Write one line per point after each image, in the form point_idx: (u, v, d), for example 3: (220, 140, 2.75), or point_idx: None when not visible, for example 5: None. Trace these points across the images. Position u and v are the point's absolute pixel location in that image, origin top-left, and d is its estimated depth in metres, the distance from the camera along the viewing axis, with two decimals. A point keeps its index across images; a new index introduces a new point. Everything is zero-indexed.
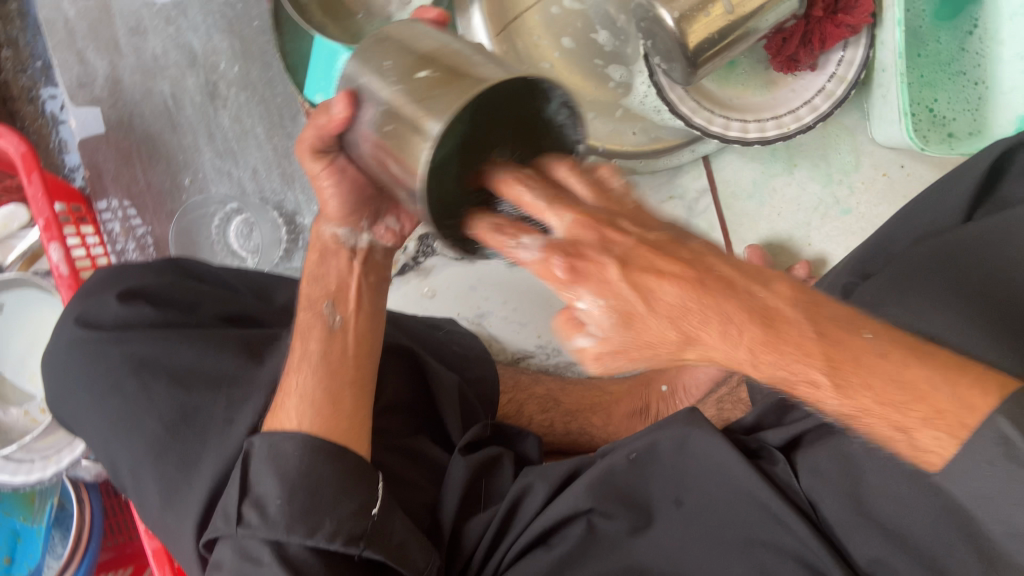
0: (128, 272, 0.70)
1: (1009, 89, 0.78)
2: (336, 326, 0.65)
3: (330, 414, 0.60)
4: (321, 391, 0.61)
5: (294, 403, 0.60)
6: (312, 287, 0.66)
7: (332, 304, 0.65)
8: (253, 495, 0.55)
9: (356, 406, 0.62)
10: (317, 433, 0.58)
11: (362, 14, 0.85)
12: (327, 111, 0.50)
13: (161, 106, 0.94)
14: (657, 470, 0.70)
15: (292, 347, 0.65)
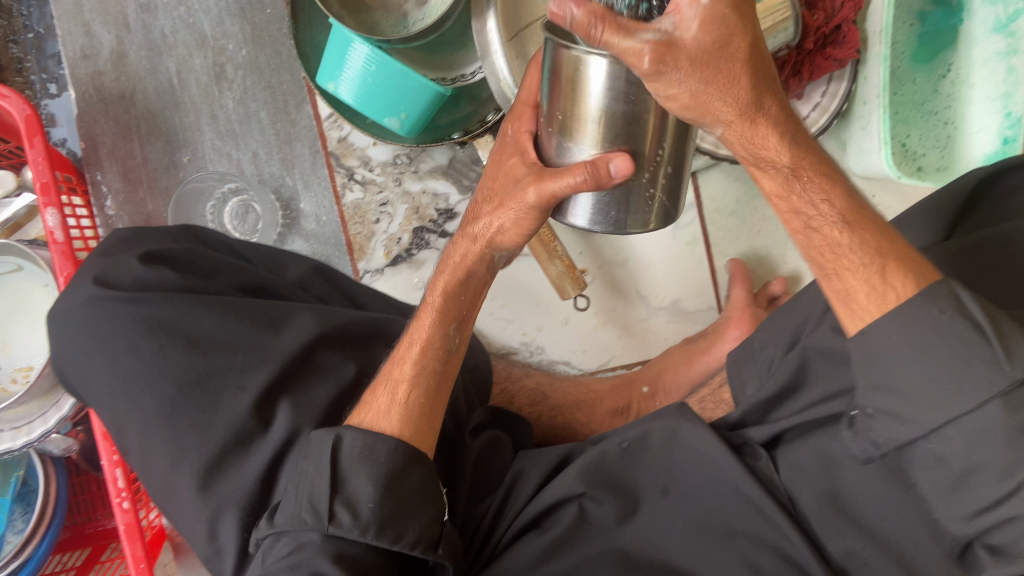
0: (149, 237, 0.71)
1: (976, 130, 0.83)
2: (455, 348, 0.67)
3: (424, 422, 0.64)
4: (424, 405, 0.64)
5: (397, 409, 0.63)
6: (450, 304, 0.67)
7: (457, 329, 0.67)
8: (345, 494, 0.58)
9: (442, 408, 0.66)
10: (409, 436, 0.62)
11: (379, 9, 0.88)
12: (593, 167, 0.54)
13: (165, 84, 0.95)
14: (646, 460, 0.72)
15: (406, 351, 0.67)
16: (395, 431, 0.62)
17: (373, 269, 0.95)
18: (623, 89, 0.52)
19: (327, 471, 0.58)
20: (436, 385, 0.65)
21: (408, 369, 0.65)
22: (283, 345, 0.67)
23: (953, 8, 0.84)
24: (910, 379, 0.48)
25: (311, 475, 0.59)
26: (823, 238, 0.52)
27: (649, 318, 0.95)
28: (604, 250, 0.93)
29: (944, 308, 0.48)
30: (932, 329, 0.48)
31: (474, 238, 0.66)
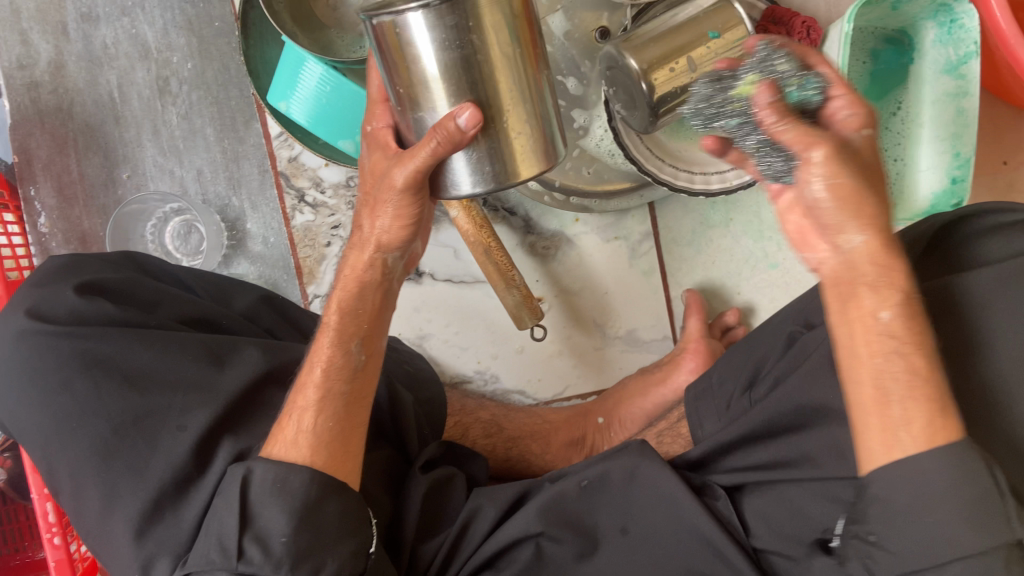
0: (86, 265, 0.67)
1: (925, 169, 0.84)
2: (360, 365, 0.62)
3: (339, 450, 0.60)
4: (335, 433, 0.60)
5: (305, 438, 0.59)
6: (345, 319, 0.62)
7: (360, 344, 0.62)
8: (256, 529, 0.56)
9: (355, 434, 0.62)
10: (324, 470, 0.59)
11: (334, 28, 0.85)
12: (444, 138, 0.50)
13: (105, 97, 0.90)
14: (607, 499, 0.70)
15: (305, 371, 0.62)
16: (308, 460, 0.58)
17: (322, 294, 0.91)
18: (447, 36, 0.48)
19: (236, 507, 0.56)
20: (345, 408, 0.61)
21: (313, 393, 0.60)
22: (227, 383, 0.63)
23: (903, 46, 0.84)
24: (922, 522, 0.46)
25: (219, 513, 0.57)
26: (906, 366, 0.47)
27: (605, 347, 0.94)
28: (562, 278, 0.92)
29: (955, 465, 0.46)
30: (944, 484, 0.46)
31: (361, 247, 0.62)
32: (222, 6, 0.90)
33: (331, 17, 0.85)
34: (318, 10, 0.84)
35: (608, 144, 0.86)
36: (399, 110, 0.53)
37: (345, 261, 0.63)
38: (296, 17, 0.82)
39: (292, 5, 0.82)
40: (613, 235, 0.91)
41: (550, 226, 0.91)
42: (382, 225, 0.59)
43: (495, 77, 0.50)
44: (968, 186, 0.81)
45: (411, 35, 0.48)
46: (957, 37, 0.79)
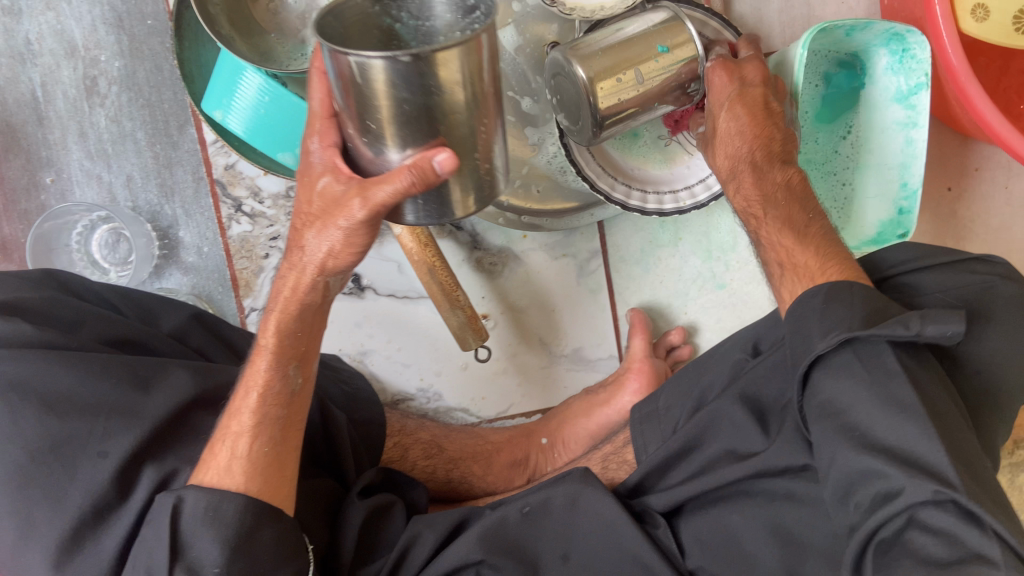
0: (4, 282, 0.62)
1: (873, 197, 0.86)
2: (296, 389, 0.60)
3: (273, 476, 0.57)
4: (270, 457, 0.58)
5: (238, 464, 0.56)
6: (284, 341, 0.59)
7: (298, 366, 0.60)
8: (188, 558, 0.52)
9: (290, 455, 0.59)
10: (259, 495, 0.56)
11: (275, 34, 0.81)
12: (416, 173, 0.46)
13: (27, 96, 0.85)
14: (548, 527, 0.68)
15: (237, 394, 0.58)
16: (243, 488, 0.56)
17: (259, 308, 0.88)
18: (419, 82, 0.41)
19: (165, 538, 0.52)
20: (281, 433, 0.59)
21: (247, 419, 0.57)
22: (153, 408, 0.60)
23: (856, 71, 0.83)
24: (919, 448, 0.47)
25: (149, 541, 0.52)
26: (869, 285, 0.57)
27: (551, 365, 0.93)
28: (509, 293, 0.90)
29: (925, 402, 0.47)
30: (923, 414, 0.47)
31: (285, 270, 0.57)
32: (155, 2, 0.85)
33: (271, 22, 0.81)
34: (258, 14, 0.80)
35: (560, 161, 0.85)
36: (355, 133, 0.48)
37: (279, 280, 0.58)
38: (233, 21, 0.78)
39: (229, 7, 0.78)
40: (562, 252, 0.90)
41: (498, 242, 0.89)
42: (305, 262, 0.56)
43: (453, 124, 0.45)
44: (915, 217, 0.84)
45: (379, 78, 0.41)
46: (908, 66, 0.80)
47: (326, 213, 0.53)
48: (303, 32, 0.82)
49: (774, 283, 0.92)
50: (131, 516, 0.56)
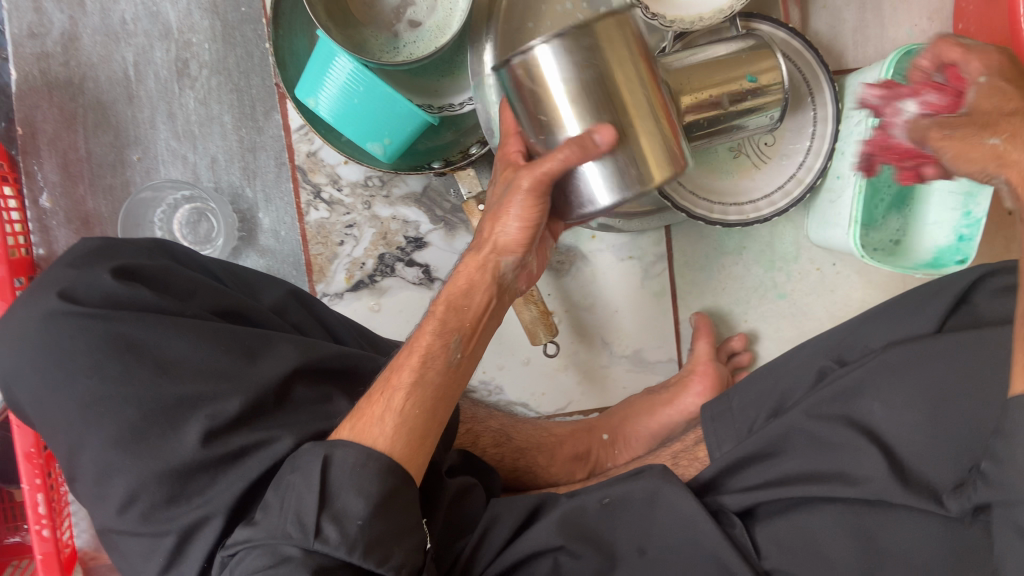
0: (120, 249, 0.64)
1: (932, 223, 0.89)
2: (456, 363, 0.63)
3: (415, 440, 0.59)
4: (419, 420, 0.59)
5: (393, 416, 0.58)
6: (450, 313, 0.64)
7: (460, 340, 0.63)
8: (333, 508, 0.53)
9: (433, 425, 0.61)
10: (398, 455, 0.57)
11: (369, 26, 0.83)
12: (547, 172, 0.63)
13: (120, 76, 0.87)
14: (625, 518, 0.70)
15: (400, 360, 0.62)
16: (383, 447, 0.57)
17: (331, 293, 0.90)
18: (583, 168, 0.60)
19: (316, 484, 0.53)
20: (434, 399, 0.61)
21: (406, 376, 0.60)
22: (259, 376, 0.61)
23: None
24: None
25: (297, 488, 0.54)
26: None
27: (610, 365, 0.94)
28: (572, 293, 0.93)
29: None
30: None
31: (480, 248, 0.66)
32: None
33: (366, 15, 0.84)
34: (355, 7, 0.83)
35: None
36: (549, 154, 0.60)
37: (467, 265, 0.66)
38: (331, 11, 0.81)
39: None
40: (627, 253, 0.93)
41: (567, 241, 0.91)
42: (512, 224, 0.64)
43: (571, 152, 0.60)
44: (974, 245, 0.85)
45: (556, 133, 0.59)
46: None
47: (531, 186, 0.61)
48: (395, 26, 0.84)
49: (833, 295, 0.94)
50: (246, 478, 0.58)
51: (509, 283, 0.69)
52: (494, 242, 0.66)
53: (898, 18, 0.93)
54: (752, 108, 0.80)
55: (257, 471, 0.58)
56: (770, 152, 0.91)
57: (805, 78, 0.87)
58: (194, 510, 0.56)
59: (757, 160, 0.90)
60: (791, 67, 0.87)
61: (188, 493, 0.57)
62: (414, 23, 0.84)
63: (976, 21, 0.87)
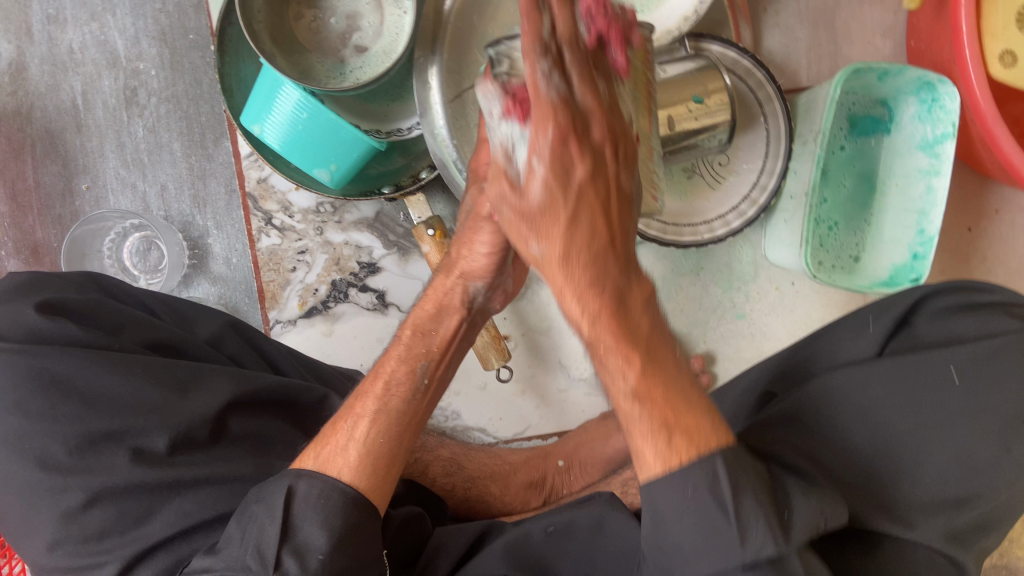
0: (48, 283, 0.64)
1: (888, 241, 0.88)
2: (423, 387, 0.62)
3: (382, 472, 0.57)
4: (385, 448, 0.58)
5: (356, 446, 0.57)
6: (415, 339, 0.63)
7: (426, 366, 0.62)
8: (248, 538, 0.52)
9: (403, 451, 0.59)
10: (360, 486, 0.56)
11: (315, 52, 0.83)
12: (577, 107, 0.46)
13: (67, 105, 0.87)
14: (571, 545, 0.69)
15: (365, 388, 0.61)
16: (349, 480, 0.55)
17: (284, 319, 0.89)
18: None
19: (279, 514, 0.52)
20: (398, 427, 0.59)
21: (372, 404, 0.59)
22: (190, 409, 0.61)
23: (882, 118, 0.89)
24: (678, 538, 0.45)
25: (260, 519, 0.52)
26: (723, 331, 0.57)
27: (569, 388, 0.93)
28: (529, 316, 0.92)
29: (699, 480, 0.45)
30: (689, 500, 0.45)
31: (450, 271, 0.64)
32: (198, 18, 0.87)
33: (312, 41, 0.83)
34: (300, 33, 0.83)
35: None
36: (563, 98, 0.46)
37: (436, 281, 0.64)
38: (275, 39, 0.81)
39: (272, 25, 0.80)
40: None
41: None
42: (482, 252, 0.60)
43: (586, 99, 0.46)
44: (928, 264, 0.84)
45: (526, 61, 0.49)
46: (936, 116, 0.84)
47: None
48: (342, 51, 0.83)
49: (793, 315, 0.94)
50: (188, 514, 0.57)
51: (478, 313, 0.66)
52: (460, 267, 0.62)
53: (851, 36, 0.92)
54: (701, 129, 0.80)
55: (193, 504, 0.58)
56: (724, 171, 0.89)
57: (756, 96, 0.87)
58: (127, 547, 0.55)
59: (712, 181, 0.89)
60: (741, 87, 0.86)
61: (125, 527, 0.56)
62: (361, 49, 0.83)
63: (927, 38, 0.87)
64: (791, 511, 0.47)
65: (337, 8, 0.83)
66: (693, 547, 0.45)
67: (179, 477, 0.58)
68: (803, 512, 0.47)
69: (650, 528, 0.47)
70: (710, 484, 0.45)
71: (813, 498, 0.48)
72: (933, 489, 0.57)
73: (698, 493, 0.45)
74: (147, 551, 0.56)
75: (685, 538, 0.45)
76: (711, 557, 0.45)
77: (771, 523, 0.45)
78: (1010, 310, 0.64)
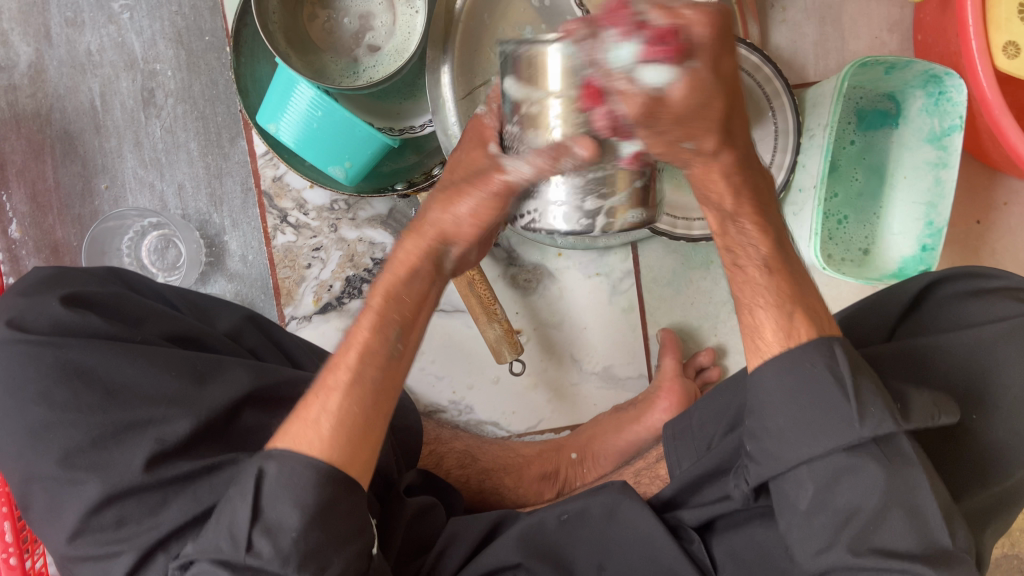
0: (70, 278, 0.66)
1: (897, 233, 0.89)
2: (395, 355, 0.59)
3: (357, 442, 0.56)
4: (359, 418, 0.57)
5: (327, 419, 0.56)
6: (387, 302, 0.59)
7: (399, 331, 0.59)
8: (266, 520, 0.53)
9: (377, 421, 0.58)
10: (336, 462, 0.55)
11: (329, 52, 0.84)
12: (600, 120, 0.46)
13: (86, 106, 0.89)
14: (584, 533, 0.70)
15: (340, 356, 0.58)
16: (321, 455, 0.55)
17: (299, 316, 0.90)
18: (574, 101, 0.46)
19: (249, 498, 0.53)
20: (374, 398, 0.58)
21: (343, 375, 0.57)
22: (209, 399, 0.62)
23: (890, 112, 0.90)
24: (786, 418, 0.55)
25: (232, 502, 0.54)
26: (763, 286, 0.59)
27: (581, 382, 0.94)
28: (541, 311, 0.93)
29: (816, 363, 0.56)
30: (803, 381, 0.55)
31: (422, 229, 0.58)
32: (213, 20, 0.88)
33: (325, 41, 0.85)
34: (314, 33, 0.84)
35: None
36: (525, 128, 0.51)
37: (411, 239, 0.58)
38: (290, 39, 0.82)
39: (286, 26, 0.82)
40: (595, 270, 0.93)
41: (533, 259, 0.92)
42: (465, 213, 0.56)
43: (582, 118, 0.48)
44: (937, 254, 0.85)
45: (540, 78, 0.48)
46: (943, 108, 0.84)
47: (466, 180, 0.55)
48: (354, 51, 0.85)
49: None
50: (201, 500, 0.58)
51: (448, 271, 0.61)
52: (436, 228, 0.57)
53: (858, 31, 0.93)
54: None
55: (208, 490, 0.59)
56: None
57: (764, 91, 0.87)
58: (146, 535, 0.56)
59: None
60: (749, 81, 0.87)
61: (144, 514, 0.57)
62: (374, 48, 0.85)
63: (933, 32, 0.88)
64: (907, 404, 0.56)
65: (350, 8, 0.85)
66: (801, 425, 0.55)
67: (195, 466, 0.59)
68: (918, 405, 0.56)
69: (757, 415, 0.57)
70: (825, 362, 0.56)
71: (928, 396, 0.57)
72: (942, 472, 0.59)
73: (816, 374, 0.55)
74: (166, 536, 0.57)
75: (791, 416, 0.55)
76: (815, 434, 0.54)
77: (888, 407, 0.54)
78: (1016, 294, 0.64)
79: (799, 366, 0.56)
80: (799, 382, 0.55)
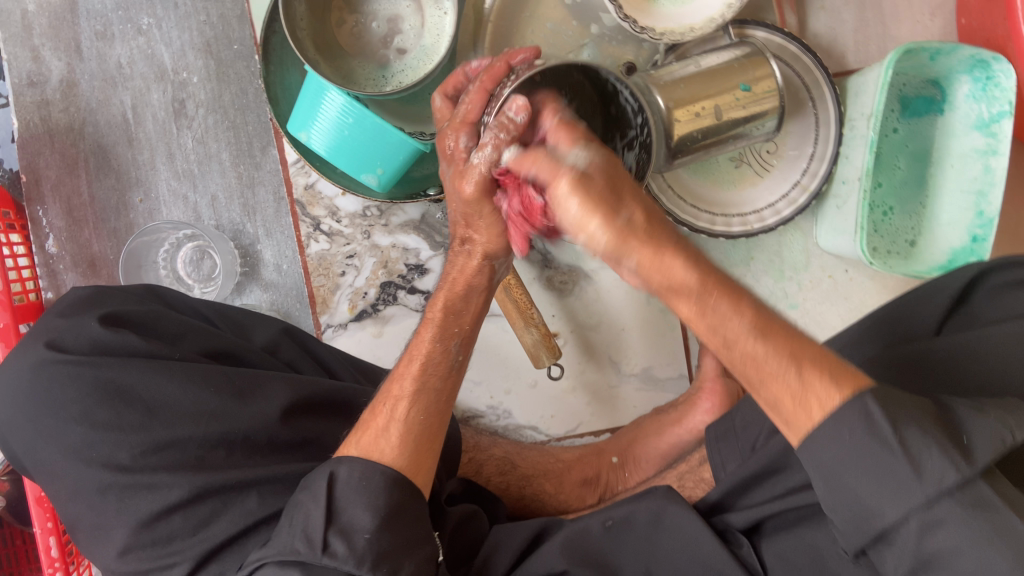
0: (108, 297, 0.66)
1: (946, 223, 0.86)
2: (454, 365, 0.63)
3: (422, 451, 0.59)
4: (422, 423, 0.60)
5: (397, 426, 0.59)
6: (447, 317, 0.64)
7: (458, 346, 0.64)
8: (340, 522, 0.52)
9: (436, 429, 0.60)
10: (405, 471, 0.57)
11: (356, 56, 0.84)
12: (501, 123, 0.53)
13: (118, 118, 0.89)
14: (630, 542, 0.69)
15: (400, 365, 0.63)
16: (389, 459, 0.57)
17: (335, 324, 0.89)
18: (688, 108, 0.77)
19: (322, 500, 0.53)
20: (438, 404, 0.61)
21: (409, 385, 0.61)
22: (249, 415, 0.61)
23: (935, 97, 0.87)
24: (851, 482, 0.43)
25: (305, 506, 0.53)
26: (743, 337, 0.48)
27: (619, 384, 0.93)
28: (578, 313, 0.92)
29: (856, 426, 0.43)
30: (852, 449, 0.43)
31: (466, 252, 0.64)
32: (241, 29, 0.88)
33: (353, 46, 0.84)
34: (342, 38, 0.83)
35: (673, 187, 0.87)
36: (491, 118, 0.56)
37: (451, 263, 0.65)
38: (318, 44, 0.81)
39: (315, 32, 0.81)
40: None
41: (568, 260, 0.91)
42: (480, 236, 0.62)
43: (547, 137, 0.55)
44: (988, 246, 0.82)
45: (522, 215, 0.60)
46: (991, 94, 0.82)
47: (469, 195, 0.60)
48: (384, 56, 0.84)
49: (847, 303, 0.93)
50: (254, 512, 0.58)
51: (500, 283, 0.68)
52: (478, 248, 0.62)
53: (899, 16, 0.91)
54: (752, 117, 0.79)
55: (257, 503, 0.58)
56: (772, 160, 0.89)
57: (803, 81, 0.85)
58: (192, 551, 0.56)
59: (759, 170, 0.88)
60: (788, 72, 0.85)
61: (192, 530, 0.57)
62: (402, 52, 0.84)
63: (978, 15, 0.85)
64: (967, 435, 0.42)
65: (378, 12, 0.84)
66: (853, 482, 0.43)
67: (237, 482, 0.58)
68: (980, 432, 0.42)
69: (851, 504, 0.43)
70: (865, 421, 0.43)
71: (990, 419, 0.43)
72: None
73: (860, 442, 0.43)
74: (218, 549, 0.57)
75: (860, 485, 0.43)
76: (876, 510, 0.43)
77: (946, 452, 0.41)
78: None
79: (840, 434, 0.43)
80: (853, 450, 0.43)
